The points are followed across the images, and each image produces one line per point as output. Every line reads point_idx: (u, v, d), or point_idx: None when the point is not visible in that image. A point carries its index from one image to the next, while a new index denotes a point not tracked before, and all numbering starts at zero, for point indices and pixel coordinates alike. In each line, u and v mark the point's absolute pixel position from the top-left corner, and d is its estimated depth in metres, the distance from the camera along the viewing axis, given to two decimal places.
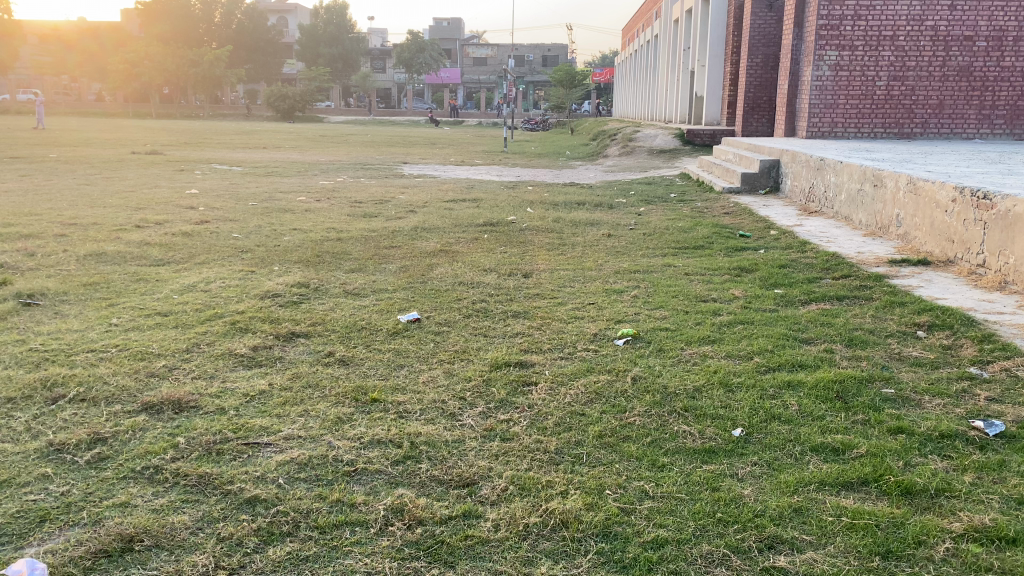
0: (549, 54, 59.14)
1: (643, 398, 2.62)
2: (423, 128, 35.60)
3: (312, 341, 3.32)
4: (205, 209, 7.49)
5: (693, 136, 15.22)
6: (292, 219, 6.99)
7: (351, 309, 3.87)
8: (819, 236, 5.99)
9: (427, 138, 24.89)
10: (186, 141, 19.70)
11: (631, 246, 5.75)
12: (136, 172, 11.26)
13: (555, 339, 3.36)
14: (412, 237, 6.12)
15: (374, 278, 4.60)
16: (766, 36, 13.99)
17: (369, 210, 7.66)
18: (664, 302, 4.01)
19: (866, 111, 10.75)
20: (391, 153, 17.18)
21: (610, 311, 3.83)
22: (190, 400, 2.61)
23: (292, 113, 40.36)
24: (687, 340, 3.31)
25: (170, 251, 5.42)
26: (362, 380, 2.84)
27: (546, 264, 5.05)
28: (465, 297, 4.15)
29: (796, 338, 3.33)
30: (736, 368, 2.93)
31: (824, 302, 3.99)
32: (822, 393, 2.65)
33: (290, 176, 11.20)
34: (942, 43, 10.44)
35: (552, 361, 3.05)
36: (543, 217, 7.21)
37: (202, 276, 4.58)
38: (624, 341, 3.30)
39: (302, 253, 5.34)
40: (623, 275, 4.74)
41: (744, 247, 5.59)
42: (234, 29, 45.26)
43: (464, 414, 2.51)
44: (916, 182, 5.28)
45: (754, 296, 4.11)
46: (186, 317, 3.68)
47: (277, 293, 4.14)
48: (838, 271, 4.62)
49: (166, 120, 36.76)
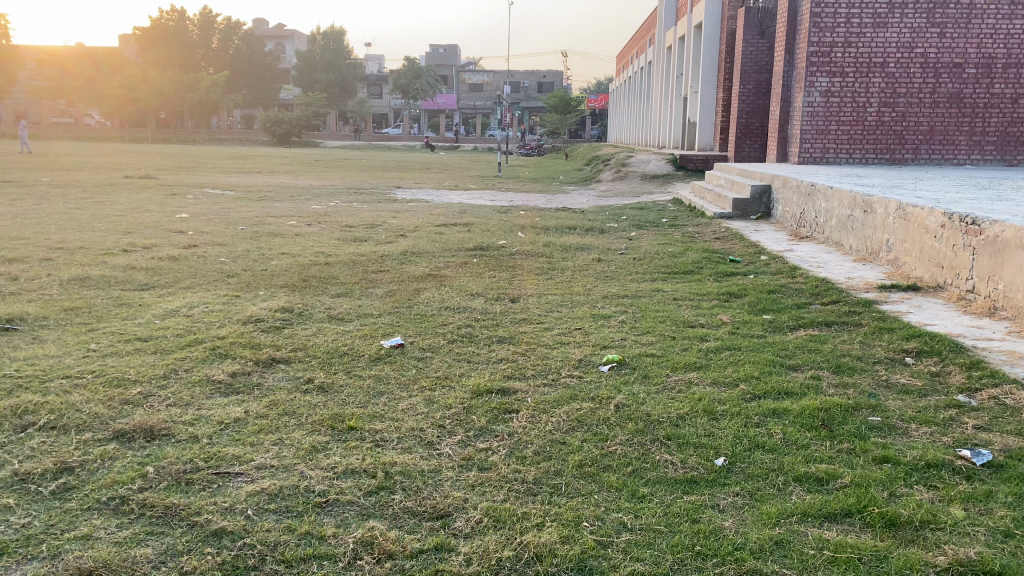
0: (545, 81, 59.63)
1: (625, 426, 2.57)
2: (418, 153, 35.66)
3: (292, 368, 3.27)
4: (194, 233, 7.47)
5: (686, 162, 15.27)
6: (281, 243, 6.95)
7: (335, 334, 3.83)
8: (809, 261, 5.96)
9: (421, 163, 24.97)
10: (181, 165, 19.75)
11: (620, 271, 5.72)
12: (127, 196, 11.24)
13: (539, 365, 3.32)
14: (401, 261, 6.09)
15: (359, 303, 4.56)
16: (758, 63, 14.09)
17: (359, 234, 7.64)
18: (651, 327, 3.98)
19: (858, 137, 10.80)
20: (384, 177, 17.19)
21: (596, 336, 3.79)
22: (163, 429, 2.56)
23: (288, 138, 40.58)
24: (673, 366, 3.27)
25: (155, 275, 5.38)
26: (340, 408, 2.78)
27: (534, 289, 5.02)
28: (451, 322, 4.10)
29: (783, 364, 3.29)
30: (720, 395, 2.88)
31: (813, 328, 3.96)
32: (808, 421, 2.60)
33: (282, 200, 11.18)
34: (932, 70, 10.52)
35: (535, 388, 3.00)
36: (533, 241, 7.18)
37: (185, 301, 4.55)
38: (609, 367, 3.26)
39: (288, 278, 5.30)
40: (612, 300, 4.71)
41: (733, 272, 5.57)
42: (232, 54, 45.58)
43: (442, 443, 2.46)
44: (905, 209, 5.28)
45: (743, 321, 4.08)
46: (166, 343, 3.63)
47: (260, 317, 4.11)
48: (827, 297, 4.59)
49: (161, 144, 36.77)
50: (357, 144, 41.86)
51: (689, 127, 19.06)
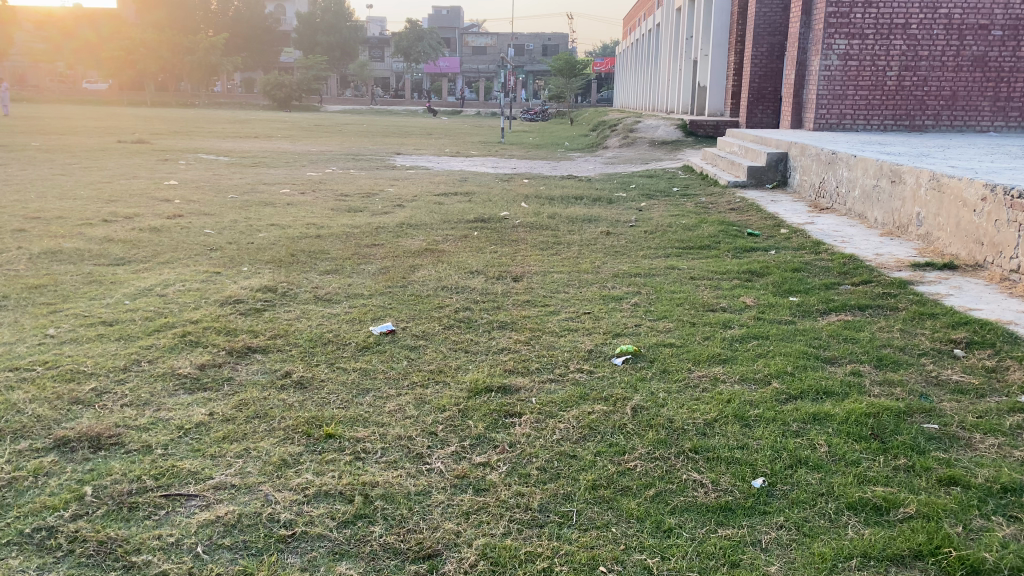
0: (550, 45, 58.68)
1: (645, 435, 2.23)
2: (420, 118, 35.04)
3: (269, 358, 2.93)
4: (181, 202, 7.09)
5: (695, 128, 14.80)
6: (272, 213, 6.58)
7: (320, 318, 3.48)
8: (833, 235, 5.58)
9: (423, 129, 24.50)
10: (178, 129, 19.27)
11: (630, 246, 5.36)
12: (115, 161, 10.85)
13: (545, 356, 2.98)
14: (397, 234, 5.72)
15: (350, 281, 4.21)
16: (772, 25, 13.55)
17: (354, 204, 7.26)
18: (668, 311, 3.62)
19: (876, 103, 10.35)
20: (384, 143, 16.74)
21: (608, 322, 3.44)
22: (112, 436, 2.22)
23: (289, 102, 39.89)
24: (694, 359, 2.92)
25: (132, 248, 5.02)
26: (318, 410, 2.45)
27: (539, 266, 4.66)
28: (447, 304, 3.75)
29: (818, 357, 2.94)
30: (751, 396, 2.54)
31: (846, 313, 3.60)
32: (854, 430, 2.25)
33: (277, 167, 10.76)
34: (956, 32, 10.01)
35: (540, 385, 2.66)
36: (537, 212, 6.80)
37: (161, 278, 4.20)
38: (622, 359, 2.92)
39: (276, 252, 4.95)
40: (623, 279, 4.35)
41: (753, 247, 5.20)
42: (231, 17, 44.81)
43: (432, 456, 2.12)
44: (940, 179, 4.88)
45: (767, 305, 3.72)
46: (132, 328, 3.29)
47: (239, 298, 3.75)
48: (857, 276, 4.22)
49: (159, 108, 36.17)
50: (359, 110, 41.15)
51: (699, 91, 18.53)
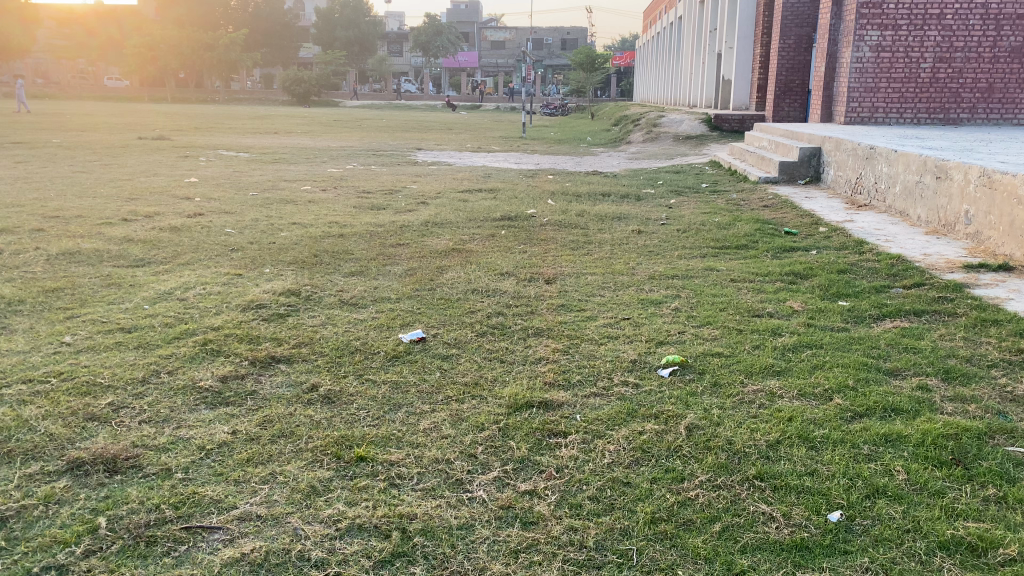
0: (569, 38, 58.34)
1: (704, 459, 2.05)
2: (439, 112, 34.87)
3: (294, 370, 2.77)
4: (201, 200, 6.98)
5: (721, 122, 14.54)
6: (294, 211, 6.45)
7: (346, 325, 3.32)
8: (876, 234, 5.35)
9: (443, 124, 24.40)
10: (199, 126, 19.25)
11: (664, 246, 5.16)
12: (136, 158, 10.79)
13: (586, 367, 2.80)
14: (422, 233, 5.55)
15: (375, 284, 4.04)
16: (799, 16, 13.24)
17: (377, 201, 7.11)
18: (712, 317, 3.43)
19: (910, 96, 10.05)
20: (404, 139, 16.58)
21: (649, 329, 3.26)
22: (129, 458, 2.06)
23: (308, 97, 39.87)
24: (747, 371, 2.73)
25: (152, 249, 4.89)
26: (348, 428, 2.28)
27: (571, 267, 4.48)
28: (478, 309, 3.58)
29: (879, 369, 2.74)
30: (814, 413, 2.35)
31: (901, 319, 3.39)
32: (933, 454, 2.06)
33: (298, 164, 10.64)
34: (994, 22, 9.70)
35: (584, 401, 2.48)
36: (564, 210, 6.62)
37: (181, 280, 4.06)
38: (669, 370, 2.73)
39: (299, 253, 4.80)
40: (660, 281, 4.16)
41: (793, 246, 4.98)
42: (251, 12, 44.88)
43: (474, 482, 1.95)
44: (991, 176, 4.65)
45: (817, 310, 3.52)
46: (152, 335, 3.14)
47: (262, 303, 3.60)
48: (907, 279, 4.01)
49: (179, 104, 36.25)
50: (378, 105, 41.06)
51: (723, 85, 18.24)
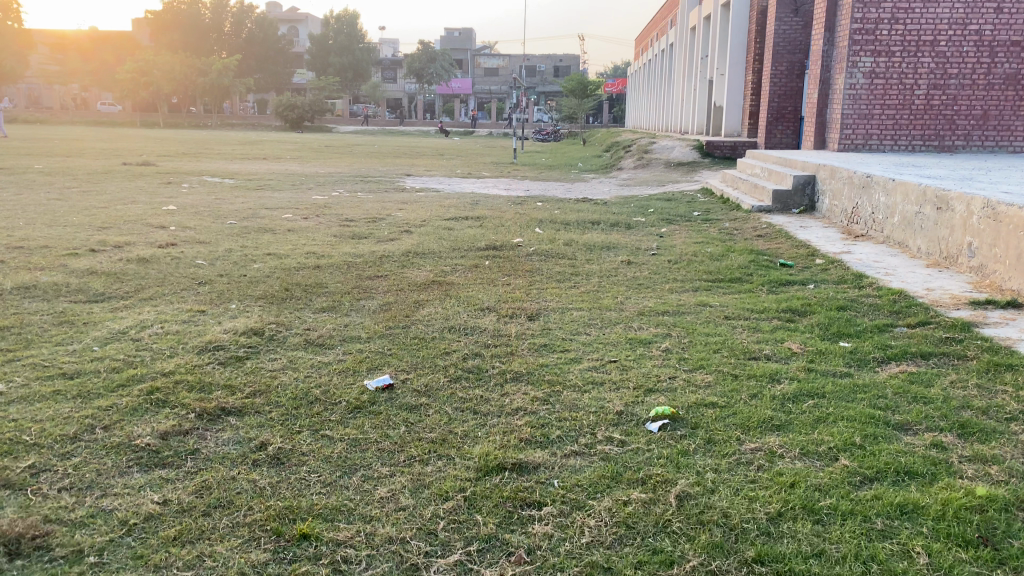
0: (562, 65, 58.65)
1: (696, 540, 1.79)
2: (430, 139, 34.83)
3: (245, 424, 2.51)
4: (176, 229, 6.74)
5: (713, 148, 14.39)
6: (271, 241, 6.21)
7: (308, 369, 3.06)
8: (875, 266, 5.14)
9: (434, 149, 24.26)
10: (187, 151, 19.02)
11: (654, 278, 4.93)
12: (117, 184, 10.56)
13: (567, 420, 2.54)
14: (402, 264, 5.32)
15: (346, 321, 3.79)
16: (792, 43, 13.16)
17: (359, 229, 6.88)
18: (705, 360, 3.19)
19: (904, 122, 9.90)
20: (394, 165, 16.37)
21: (638, 374, 3.01)
22: (36, 538, 1.80)
23: (301, 123, 39.80)
24: (743, 426, 2.48)
25: (115, 282, 4.64)
26: (296, 497, 2.02)
27: (556, 301, 4.25)
28: (454, 350, 3.32)
29: (888, 423, 2.49)
30: (819, 478, 2.10)
31: (907, 362, 3.15)
32: (956, 531, 1.80)
33: (283, 190, 10.43)
34: (987, 49, 9.58)
35: (562, 462, 2.22)
36: (552, 239, 6.40)
37: (139, 318, 3.80)
38: (658, 424, 2.48)
39: (269, 286, 4.55)
40: (649, 318, 3.91)
41: (789, 280, 4.76)
42: (244, 38, 44.96)
43: (431, 568, 1.70)
44: (996, 207, 4.44)
45: (817, 352, 3.28)
46: (95, 382, 2.88)
47: (221, 344, 3.35)
48: (911, 317, 3.78)
49: (170, 130, 36.12)
50: (372, 130, 41.04)
51: (715, 111, 18.16)
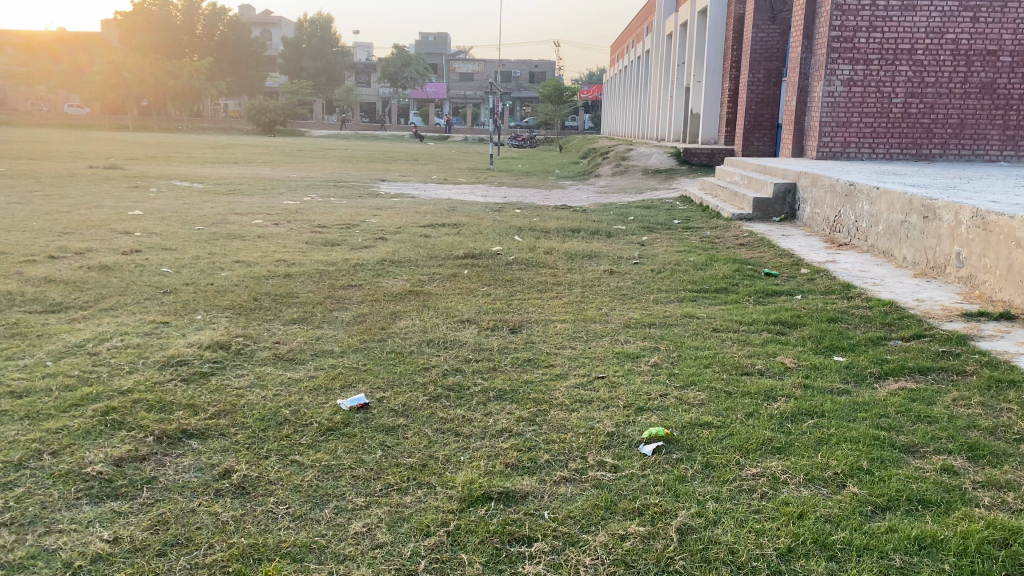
0: (537, 72, 58.76)
1: None
2: (405, 144, 34.58)
3: (208, 448, 2.32)
4: (142, 234, 6.50)
5: (690, 155, 14.34)
6: (240, 248, 5.99)
7: (278, 387, 2.87)
8: (861, 276, 5.04)
9: (409, 155, 24.03)
10: (157, 155, 18.64)
11: (638, 288, 4.79)
12: (81, 189, 10.24)
13: (555, 443, 2.38)
14: (377, 272, 5.14)
15: (319, 334, 3.61)
16: (769, 50, 13.15)
17: (332, 236, 6.68)
18: (696, 375, 3.05)
19: (882, 131, 9.89)
20: (369, 170, 16.14)
21: (628, 391, 2.86)
22: None
23: (273, 127, 39.34)
24: (743, 448, 2.34)
25: (73, 291, 4.40)
26: (262, 533, 1.84)
27: (538, 313, 4.09)
28: (433, 365, 3.15)
29: (894, 445, 2.36)
30: (829, 508, 1.96)
31: (905, 378, 3.03)
32: (980, 570, 1.67)
33: (254, 195, 10.18)
34: (964, 58, 9.60)
35: (552, 491, 2.06)
36: (531, 247, 6.24)
37: (98, 331, 3.58)
38: (652, 448, 2.33)
39: (238, 296, 4.35)
40: (635, 330, 3.76)
41: (776, 290, 4.64)
42: (216, 41, 44.43)
43: None
44: (986, 216, 4.36)
45: (812, 367, 3.15)
46: (45, 401, 2.66)
47: (185, 359, 3.15)
48: (905, 329, 3.68)
49: (139, 133, 35.51)
50: (345, 134, 40.67)
51: (691, 118, 18.16)
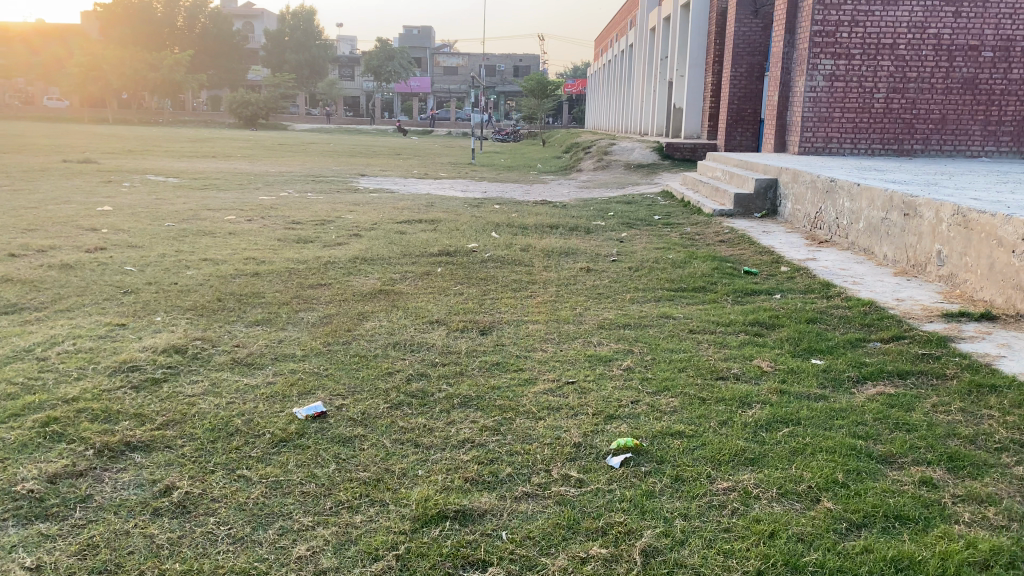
0: (522, 65, 58.56)
1: None
2: (388, 138, 34.35)
3: (151, 463, 2.19)
4: (108, 231, 6.34)
5: (673, 150, 14.26)
6: (209, 245, 5.84)
7: (233, 394, 2.74)
8: (841, 274, 4.96)
9: (392, 149, 23.83)
10: (134, 149, 18.35)
11: (614, 286, 4.69)
12: (52, 183, 10.03)
13: (519, 455, 2.27)
14: (348, 271, 5.01)
15: (281, 336, 3.48)
16: (751, 45, 13.07)
17: (305, 233, 6.54)
18: (670, 380, 2.95)
19: (863, 126, 9.84)
20: (349, 164, 15.96)
21: (598, 397, 2.75)
22: None
23: (255, 120, 38.96)
24: (715, 459, 2.24)
25: (30, 291, 4.25)
26: (197, 559, 1.72)
27: (510, 313, 3.98)
28: (397, 370, 3.03)
29: (871, 455, 2.26)
30: (802, 526, 1.86)
31: (884, 383, 2.94)
32: None
33: (229, 190, 9.99)
34: (945, 53, 9.55)
35: (512, 508, 1.95)
36: (508, 244, 6.13)
37: (50, 333, 3.44)
38: (620, 459, 2.23)
39: (201, 296, 4.21)
40: (609, 332, 3.66)
41: (755, 289, 4.55)
42: (197, 34, 43.94)
43: None
44: (966, 214, 4.28)
45: (788, 371, 3.06)
46: None
47: (138, 364, 3.01)
48: (884, 330, 3.59)
49: (119, 126, 35.04)
50: (328, 128, 40.34)
51: (674, 113, 18.08)
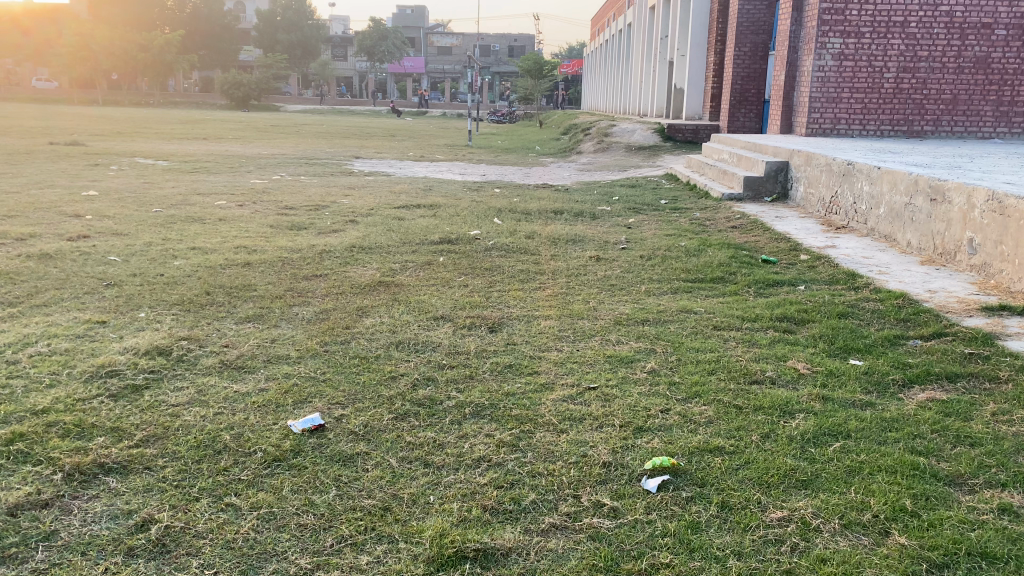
0: (517, 46, 57.95)
1: None
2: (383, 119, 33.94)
3: (125, 489, 1.93)
4: (93, 218, 6.04)
5: (674, 132, 13.96)
6: (198, 232, 5.56)
7: (221, 403, 2.48)
8: (865, 262, 4.71)
9: (387, 130, 23.44)
10: (125, 131, 18.00)
11: (627, 277, 4.43)
12: (38, 166, 9.71)
13: (541, 477, 2.01)
14: (345, 260, 4.74)
15: (275, 335, 3.22)
16: (755, 23, 12.73)
17: (299, 219, 6.26)
18: (700, 384, 2.69)
19: (873, 106, 9.56)
20: (343, 146, 15.61)
21: (625, 405, 2.50)
22: None
23: (247, 101, 38.45)
24: (765, 481, 1.99)
25: (6, 284, 3.98)
26: None
27: (519, 307, 3.72)
28: (402, 374, 2.77)
29: (937, 475, 2.02)
30: (876, 569, 1.61)
31: (934, 387, 2.70)
32: None
33: (220, 173, 9.68)
34: (958, 31, 9.26)
35: (540, 546, 1.70)
36: (511, 230, 5.85)
37: (23, 332, 3.16)
38: (657, 482, 1.98)
39: (189, 289, 3.94)
40: (628, 328, 3.40)
41: (776, 279, 4.30)
42: (188, 13, 43.24)
43: None
44: (1002, 201, 4.02)
45: (827, 374, 2.81)
46: None
47: (117, 369, 2.74)
48: (924, 326, 3.34)
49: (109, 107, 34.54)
50: (322, 109, 39.83)
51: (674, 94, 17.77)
